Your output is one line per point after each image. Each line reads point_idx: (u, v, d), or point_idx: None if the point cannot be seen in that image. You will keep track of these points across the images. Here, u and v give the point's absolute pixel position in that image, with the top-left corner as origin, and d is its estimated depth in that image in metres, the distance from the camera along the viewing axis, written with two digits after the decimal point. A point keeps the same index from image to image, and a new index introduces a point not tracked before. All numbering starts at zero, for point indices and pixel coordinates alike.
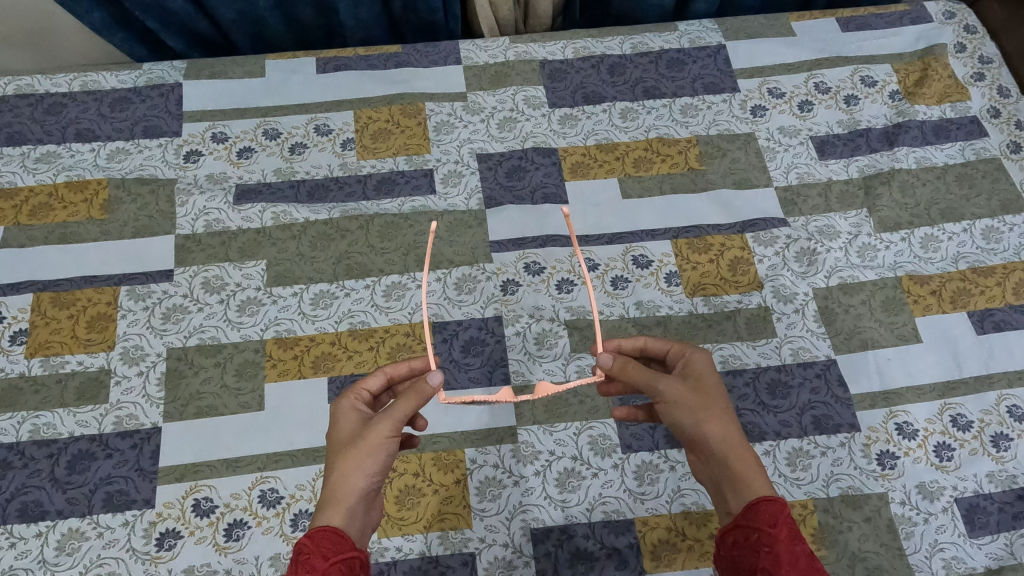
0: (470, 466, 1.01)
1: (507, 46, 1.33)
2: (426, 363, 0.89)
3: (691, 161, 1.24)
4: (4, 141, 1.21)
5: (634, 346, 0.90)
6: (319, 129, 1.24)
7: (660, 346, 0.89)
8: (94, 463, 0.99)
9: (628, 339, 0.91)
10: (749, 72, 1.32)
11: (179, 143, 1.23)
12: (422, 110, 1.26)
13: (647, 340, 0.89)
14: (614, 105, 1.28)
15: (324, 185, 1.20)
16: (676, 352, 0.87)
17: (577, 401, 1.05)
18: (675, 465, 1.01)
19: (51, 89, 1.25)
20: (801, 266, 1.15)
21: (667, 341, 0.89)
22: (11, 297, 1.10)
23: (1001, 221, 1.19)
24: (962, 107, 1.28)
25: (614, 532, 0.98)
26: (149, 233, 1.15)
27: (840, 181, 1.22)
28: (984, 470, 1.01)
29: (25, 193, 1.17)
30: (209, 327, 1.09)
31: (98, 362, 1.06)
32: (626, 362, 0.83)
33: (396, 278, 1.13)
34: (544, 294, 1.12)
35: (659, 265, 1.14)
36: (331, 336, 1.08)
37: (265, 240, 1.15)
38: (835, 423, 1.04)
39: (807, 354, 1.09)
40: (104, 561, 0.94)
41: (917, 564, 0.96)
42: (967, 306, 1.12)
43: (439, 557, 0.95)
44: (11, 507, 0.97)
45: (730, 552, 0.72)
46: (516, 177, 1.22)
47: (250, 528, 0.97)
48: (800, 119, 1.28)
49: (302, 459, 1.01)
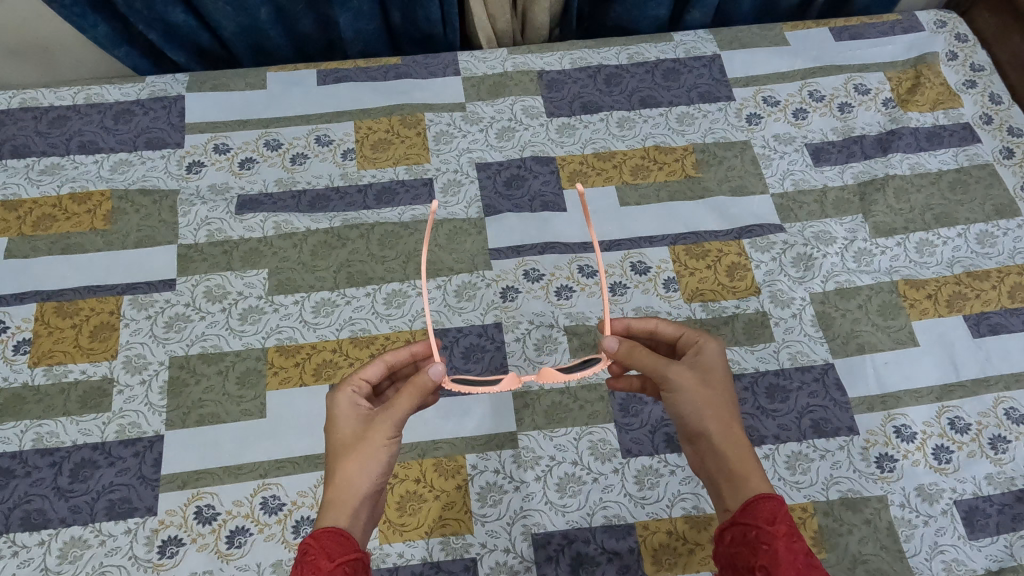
0: (470, 471, 1.01)
1: (505, 58, 1.35)
2: (426, 349, 0.89)
3: (688, 169, 1.25)
4: (9, 153, 1.22)
5: (642, 328, 0.90)
6: (319, 140, 1.26)
7: (670, 331, 0.90)
8: (96, 471, 1.00)
9: (638, 320, 0.91)
10: (745, 81, 1.33)
11: (181, 154, 1.24)
12: (422, 121, 1.28)
13: (657, 323, 0.90)
14: (611, 114, 1.30)
15: (325, 195, 1.21)
16: (687, 340, 0.88)
17: (577, 405, 1.05)
18: (675, 469, 1.01)
19: (56, 103, 1.27)
20: (798, 272, 1.16)
21: (677, 326, 0.90)
22: (15, 307, 1.11)
23: (995, 226, 1.20)
24: (954, 114, 1.30)
25: (615, 536, 0.98)
26: (152, 243, 1.16)
27: (835, 187, 1.24)
28: (982, 472, 1.02)
29: (29, 205, 1.18)
30: (210, 335, 1.09)
31: (100, 371, 1.06)
32: (633, 347, 0.84)
33: (397, 286, 1.14)
34: (544, 301, 1.13)
35: (657, 272, 1.16)
36: (332, 343, 1.09)
37: (267, 249, 1.16)
38: (834, 426, 1.05)
39: (805, 358, 1.09)
40: (106, 568, 0.94)
41: (918, 567, 0.96)
42: (963, 310, 1.13)
43: (440, 563, 0.96)
44: (14, 516, 0.97)
45: (729, 548, 0.72)
46: (515, 185, 1.23)
47: (252, 535, 0.97)
48: (795, 127, 1.30)
49: (303, 466, 1.01)
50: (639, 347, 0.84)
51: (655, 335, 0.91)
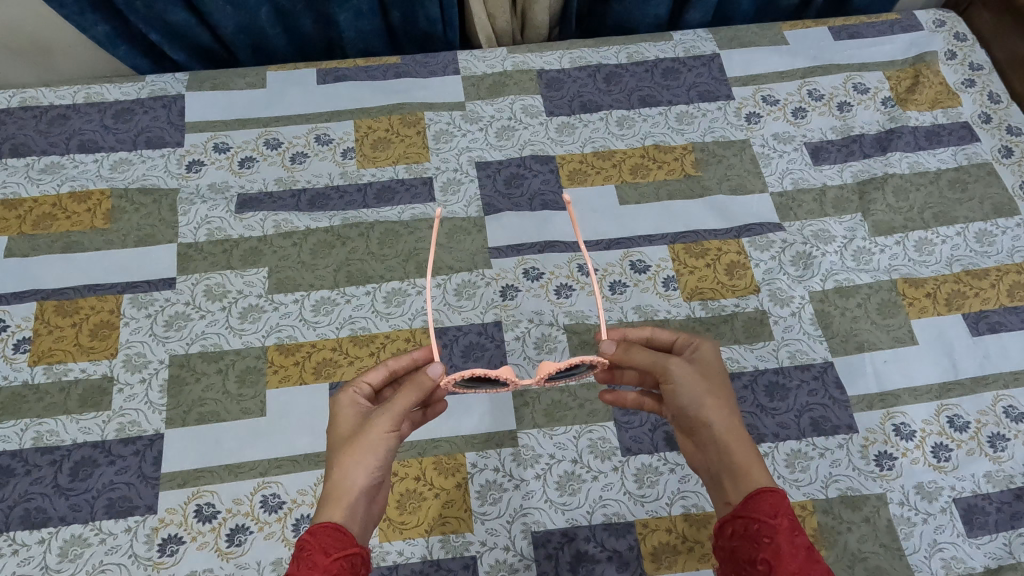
0: (470, 470, 1.01)
1: (505, 57, 1.35)
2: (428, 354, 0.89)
3: (688, 168, 1.25)
4: (9, 152, 1.22)
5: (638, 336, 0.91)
6: (319, 139, 1.26)
7: (665, 337, 0.90)
8: (96, 470, 1.00)
9: (634, 328, 0.92)
10: (744, 80, 1.34)
11: (181, 153, 1.24)
12: (422, 119, 1.28)
13: (652, 330, 0.91)
14: (611, 113, 1.30)
15: (325, 194, 1.21)
16: (683, 343, 0.88)
17: (577, 404, 1.06)
18: (674, 467, 1.01)
19: (56, 102, 1.27)
20: (798, 270, 1.16)
21: (672, 331, 0.91)
22: (15, 306, 1.11)
23: (994, 225, 1.20)
24: (953, 113, 1.30)
25: (615, 534, 0.98)
26: (152, 241, 1.16)
27: (834, 186, 1.24)
28: (981, 470, 1.02)
29: (29, 204, 1.18)
30: (210, 334, 1.10)
31: (100, 369, 1.06)
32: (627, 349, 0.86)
33: (396, 285, 1.14)
34: (543, 300, 1.13)
35: (656, 271, 1.16)
36: (332, 342, 1.09)
37: (266, 248, 1.16)
38: (833, 424, 1.05)
39: (804, 357, 1.10)
40: (106, 567, 0.94)
41: (917, 565, 0.97)
42: (962, 309, 1.13)
43: (440, 561, 0.96)
44: (14, 514, 0.97)
45: (729, 542, 0.73)
46: (515, 184, 1.23)
47: (252, 533, 0.97)
48: (794, 126, 1.30)
49: (303, 465, 1.01)
50: (634, 349, 0.86)
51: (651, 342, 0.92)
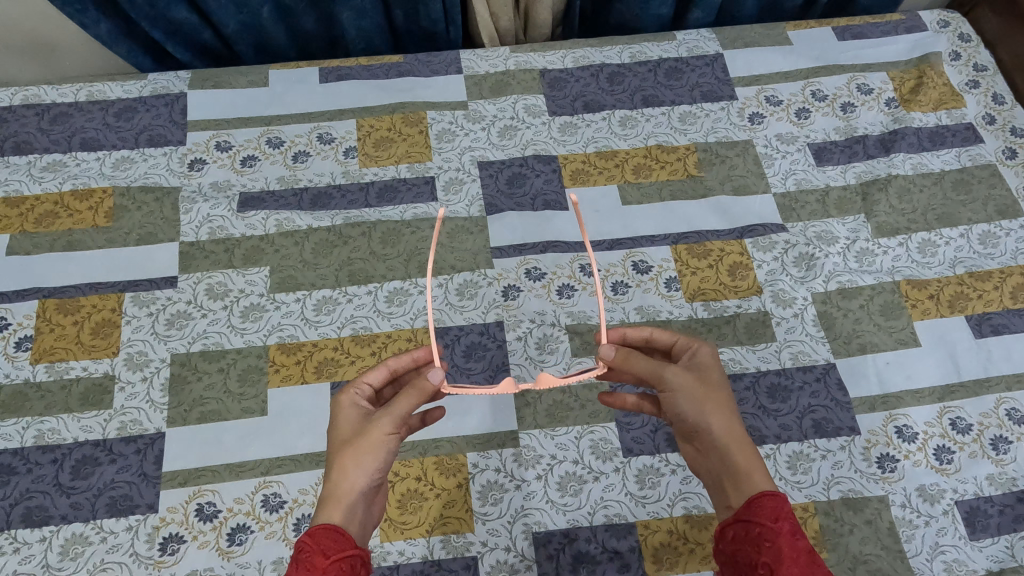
0: (471, 470, 1.01)
1: (508, 56, 1.35)
2: (429, 353, 0.89)
3: (690, 168, 1.25)
4: (11, 150, 1.22)
5: (637, 337, 0.91)
6: (321, 138, 1.26)
7: (665, 338, 0.90)
8: (98, 468, 1.00)
9: (633, 329, 0.91)
10: (747, 80, 1.33)
11: (183, 152, 1.24)
12: (424, 119, 1.28)
13: (652, 331, 0.90)
14: (613, 113, 1.30)
15: (326, 193, 1.21)
16: (682, 345, 0.88)
17: (578, 404, 1.06)
18: (675, 468, 1.01)
19: (57, 100, 1.27)
20: (800, 271, 1.16)
21: (671, 333, 0.90)
22: (16, 304, 1.11)
23: (998, 226, 1.20)
24: (957, 114, 1.30)
25: (615, 535, 0.98)
26: (153, 240, 1.16)
27: (838, 187, 1.24)
28: (983, 472, 1.02)
29: (31, 202, 1.18)
30: (211, 333, 1.09)
31: (102, 368, 1.06)
32: (627, 353, 0.85)
33: (398, 284, 1.14)
34: (545, 300, 1.13)
35: (658, 271, 1.15)
36: (333, 341, 1.09)
37: (268, 247, 1.16)
38: (835, 426, 1.05)
39: (806, 358, 1.09)
40: (108, 565, 0.94)
41: (918, 567, 0.96)
42: (965, 311, 1.13)
43: (441, 561, 0.96)
44: (15, 512, 0.97)
45: (729, 545, 0.73)
46: (516, 184, 1.23)
47: (253, 532, 0.97)
48: (797, 126, 1.29)
49: (305, 464, 1.01)
50: (633, 352, 0.85)
51: (650, 343, 0.91)
